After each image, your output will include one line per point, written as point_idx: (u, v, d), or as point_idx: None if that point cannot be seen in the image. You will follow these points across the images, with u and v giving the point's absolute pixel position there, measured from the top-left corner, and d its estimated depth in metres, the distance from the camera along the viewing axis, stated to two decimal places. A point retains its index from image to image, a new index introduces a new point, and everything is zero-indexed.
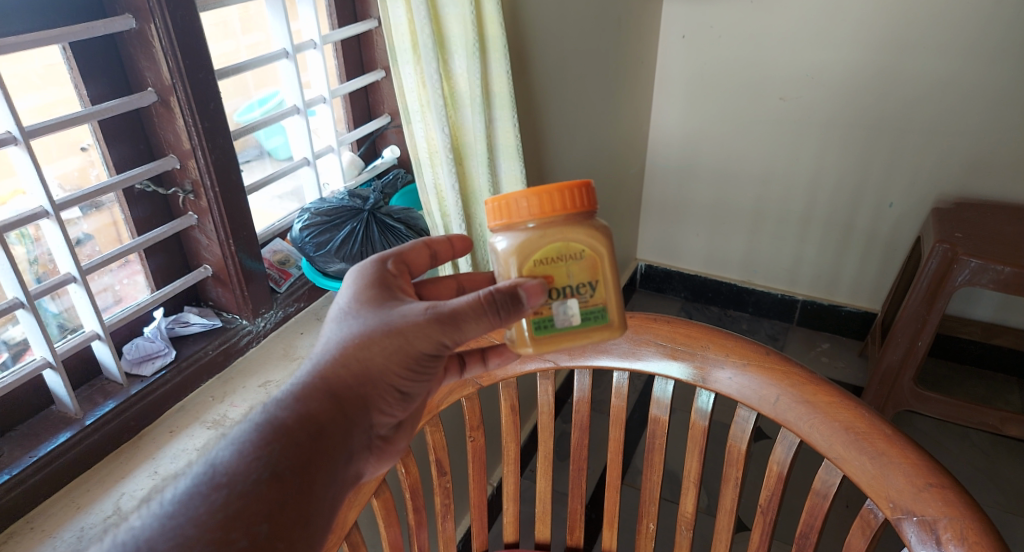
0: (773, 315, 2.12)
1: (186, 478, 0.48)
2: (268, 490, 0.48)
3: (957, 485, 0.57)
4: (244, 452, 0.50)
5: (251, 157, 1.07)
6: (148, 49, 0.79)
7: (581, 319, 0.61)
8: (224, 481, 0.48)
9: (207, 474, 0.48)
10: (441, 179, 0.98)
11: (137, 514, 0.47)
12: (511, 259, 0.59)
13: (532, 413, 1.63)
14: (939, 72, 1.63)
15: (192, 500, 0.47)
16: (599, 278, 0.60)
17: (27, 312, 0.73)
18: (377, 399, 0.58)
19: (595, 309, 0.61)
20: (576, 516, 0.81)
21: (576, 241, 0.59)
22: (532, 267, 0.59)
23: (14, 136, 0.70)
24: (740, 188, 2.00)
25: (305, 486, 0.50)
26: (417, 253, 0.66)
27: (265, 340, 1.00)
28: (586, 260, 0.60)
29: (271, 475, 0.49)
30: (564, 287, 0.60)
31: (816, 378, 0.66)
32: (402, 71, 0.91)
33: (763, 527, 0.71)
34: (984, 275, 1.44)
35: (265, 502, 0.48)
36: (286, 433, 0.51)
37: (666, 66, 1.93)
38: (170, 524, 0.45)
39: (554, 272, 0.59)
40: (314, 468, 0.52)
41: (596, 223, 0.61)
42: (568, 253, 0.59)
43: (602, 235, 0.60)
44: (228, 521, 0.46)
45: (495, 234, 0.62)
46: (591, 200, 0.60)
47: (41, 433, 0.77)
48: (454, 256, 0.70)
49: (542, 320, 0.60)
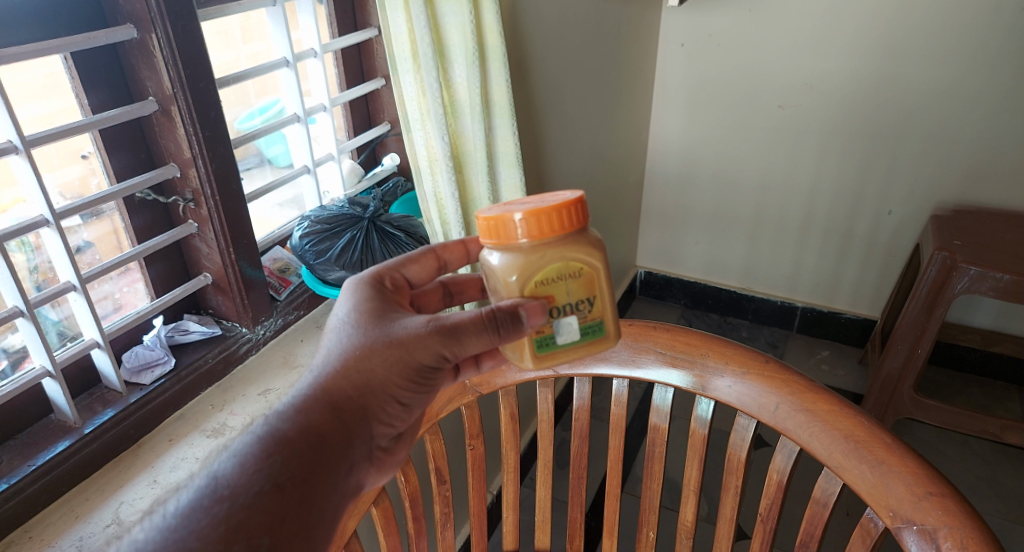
0: (773, 322, 2.12)
1: (189, 491, 0.48)
2: (269, 501, 0.48)
3: (958, 494, 0.56)
4: (246, 464, 0.49)
5: (251, 165, 1.08)
6: (149, 59, 0.80)
7: (580, 335, 0.61)
8: (227, 494, 0.48)
9: (209, 486, 0.48)
10: (441, 187, 0.98)
11: (140, 526, 0.47)
12: (511, 278, 0.59)
13: (532, 421, 1.63)
14: (937, 80, 1.64)
15: (195, 513, 0.47)
16: (596, 293, 0.60)
17: (27, 321, 0.73)
18: (379, 411, 0.58)
19: (593, 323, 0.61)
20: (575, 525, 0.81)
21: (575, 258, 0.59)
22: (534, 288, 0.59)
23: (15, 145, 0.70)
24: (739, 196, 2.00)
25: (307, 497, 0.50)
26: (418, 266, 0.68)
27: (265, 347, 1.00)
28: (584, 277, 0.60)
29: (272, 486, 0.49)
30: (564, 305, 0.60)
31: (816, 387, 0.66)
32: (403, 80, 0.92)
33: (763, 536, 0.71)
34: (983, 282, 1.44)
35: (266, 514, 0.48)
36: (287, 444, 0.51)
37: (665, 74, 1.94)
38: (172, 537, 0.45)
39: (556, 292, 0.59)
40: (315, 479, 0.52)
41: (591, 237, 0.61)
42: (568, 271, 0.59)
43: (597, 250, 0.60)
44: (231, 534, 0.46)
45: (492, 249, 0.61)
46: (583, 216, 0.60)
47: (40, 442, 0.77)
48: (466, 261, 0.70)
49: (544, 338, 0.60)
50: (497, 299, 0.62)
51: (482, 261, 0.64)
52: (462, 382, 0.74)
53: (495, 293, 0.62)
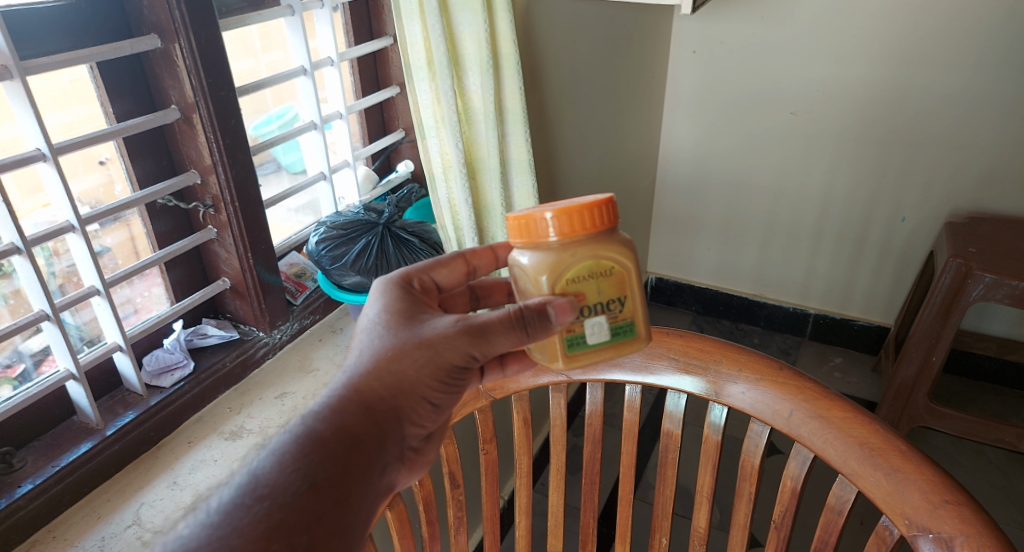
0: (785, 329, 2.11)
1: (229, 488, 0.49)
2: (307, 500, 0.49)
3: (974, 503, 0.56)
4: (283, 463, 0.50)
5: (268, 171, 1.09)
6: (172, 68, 0.81)
7: (610, 335, 0.61)
8: (266, 492, 0.48)
9: (250, 485, 0.49)
10: (455, 194, 1.00)
11: (184, 522, 0.48)
12: (542, 277, 0.60)
13: (544, 425, 1.64)
14: (950, 87, 1.63)
15: (236, 511, 0.47)
16: (627, 293, 0.61)
17: (52, 324, 0.75)
18: (411, 412, 0.58)
19: (623, 323, 0.61)
20: (588, 531, 0.81)
21: (606, 257, 0.60)
22: (566, 285, 0.59)
23: (44, 153, 0.72)
24: (751, 201, 2.00)
25: (344, 497, 0.51)
26: (450, 269, 0.68)
27: (280, 351, 1.01)
28: (615, 276, 0.60)
29: (310, 486, 0.49)
30: (594, 304, 0.60)
31: (830, 394, 0.66)
32: (418, 87, 0.93)
33: (777, 543, 0.71)
34: (998, 290, 1.43)
35: (304, 513, 0.48)
36: (324, 445, 0.52)
37: (677, 80, 1.94)
38: (216, 534, 0.46)
39: (587, 289, 0.60)
40: (352, 478, 0.52)
41: (621, 239, 0.61)
42: (599, 270, 0.60)
43: (628, 251, 0.61)
44: (272, 532, 0.47)
45: (521, 250, 0.63)
46: (613, 217, 0.61)
47: (63, 443, 0.78)
48: (494, 266, 0.71)
49: (575, 337, 0.60)
50: (526, 299, 0.62)
51: (510, 264, 0.65)
52: (477, 388, 0.75)
53: (524, 294, 0.63)
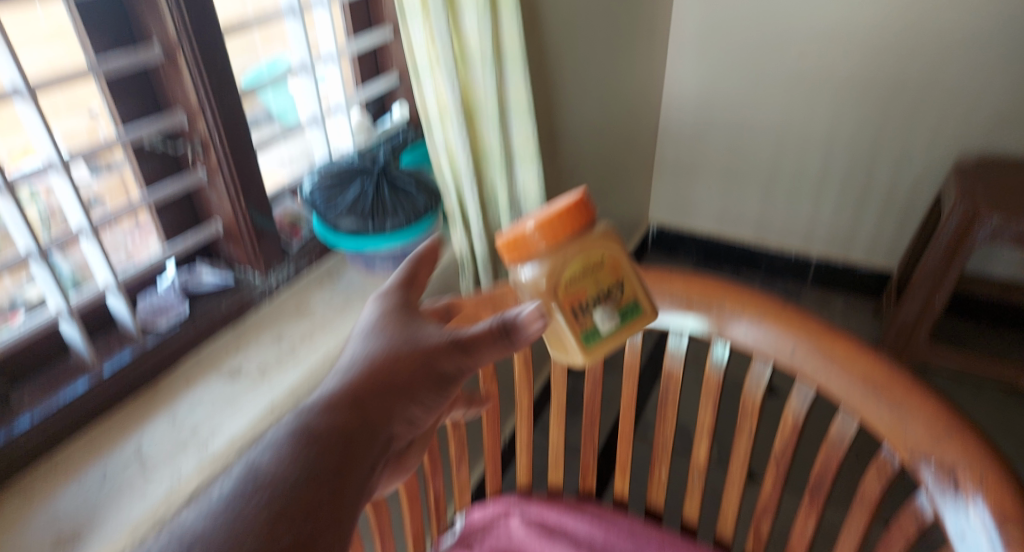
0: (787, 273, 2.10)
1: (227, 481, 0.48)
2: (307, 492, 0.48)
3: (979, 434, 0.57)
4: (282, 455, 0.50)
5: (260, 120, 1.03)
6: (155, 7, 0.79)
7: (619, 320, 0.63)
8: (266, 483, 0.48)
9: (250, 476, 0.48)
10: (451, 138, 0.97)
11: (185, 513, 0.47)
12: (540, 287, 0.60)
13: (545, 371, 1.65)
14: (964, 22, 1.58)
15: (236, 503, 0.46)
16: (622, 276, 0.63)
17: (41, 265, 0.74)
18: (409, 404, 0.57)
19: (629, 305, 0.63)
20: (588, 465, 0.83)
21: (596, 252, 0.61)
22: (567, 286, 0.60)
23: (20, 88, 0.70)
24: (755, 144, 1.96)
25: (342, 489, 0.50)
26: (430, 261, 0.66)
27: (278, 295, 1.01)
28: (608, 266, 0.62)
29: (310, 477, 0.49)
30: (596, 298, 0.61)
31: (833, 330, 0.67)
32: (411, 26, 0.89)
33: (775, 476, 0.72)
34: (1005, 231, 1.42)
35: (306, 504, 0.47)
36: (319, 441, 0.51)
37: (681, 18, 1.88)
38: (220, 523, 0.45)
39: (588, 284, 0.61)
40: (347, 476, 0.51)
41: (602, 229, 0.61)
42: (592, 265, 0.61)
43: (613, 239, 0.62)
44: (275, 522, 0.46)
45: (512, 269, 0.62)
46: (591, 211, 0.61)
47: (60, 380, 0.78)
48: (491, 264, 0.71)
49: (588, 330, 0.62)
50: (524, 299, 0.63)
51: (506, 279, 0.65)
52: None
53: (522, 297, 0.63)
